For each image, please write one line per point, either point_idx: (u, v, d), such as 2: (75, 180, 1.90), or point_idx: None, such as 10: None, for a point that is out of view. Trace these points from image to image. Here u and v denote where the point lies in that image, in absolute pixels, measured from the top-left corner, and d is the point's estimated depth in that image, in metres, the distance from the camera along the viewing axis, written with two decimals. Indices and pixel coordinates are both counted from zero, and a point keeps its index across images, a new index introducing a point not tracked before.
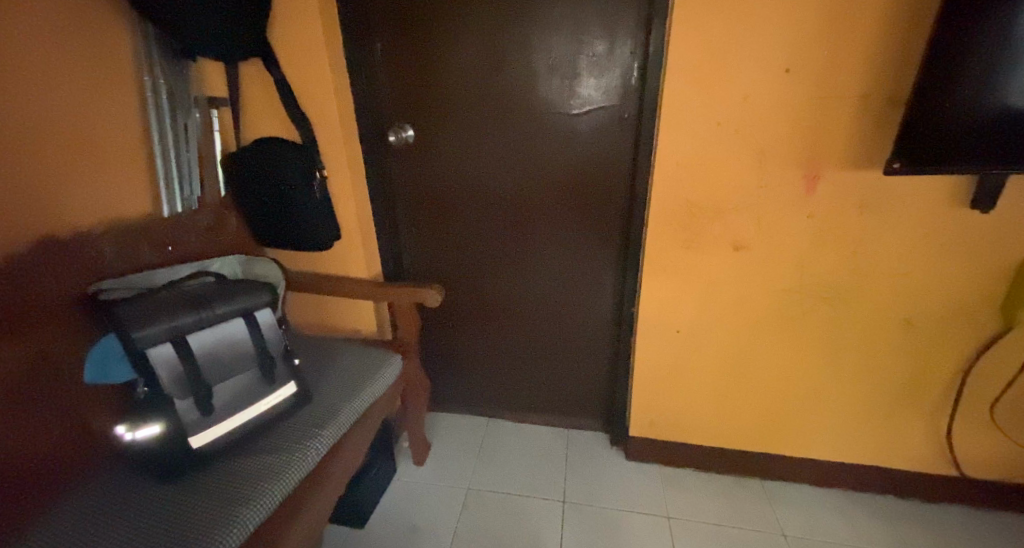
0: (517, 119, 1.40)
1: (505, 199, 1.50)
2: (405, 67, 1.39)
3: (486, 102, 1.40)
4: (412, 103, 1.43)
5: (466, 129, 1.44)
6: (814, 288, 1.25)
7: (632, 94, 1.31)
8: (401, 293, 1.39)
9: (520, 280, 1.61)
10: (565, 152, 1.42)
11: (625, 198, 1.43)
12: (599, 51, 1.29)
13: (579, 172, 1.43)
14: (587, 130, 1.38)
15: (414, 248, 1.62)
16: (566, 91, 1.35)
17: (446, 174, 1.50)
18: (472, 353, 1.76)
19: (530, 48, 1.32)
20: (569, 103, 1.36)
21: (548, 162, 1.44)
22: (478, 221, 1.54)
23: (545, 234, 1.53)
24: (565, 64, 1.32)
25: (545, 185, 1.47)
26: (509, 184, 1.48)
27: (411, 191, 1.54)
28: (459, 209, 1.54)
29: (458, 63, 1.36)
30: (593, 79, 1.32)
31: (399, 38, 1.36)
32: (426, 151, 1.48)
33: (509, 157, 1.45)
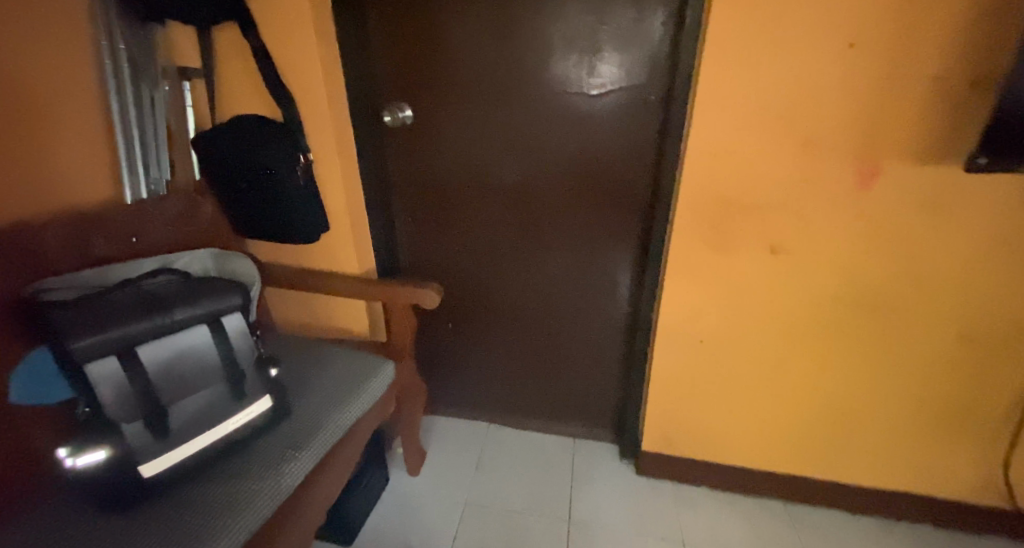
0: (526, 101, 1.26)
1: (511, 189, 1.36)
2: (403, 39, 1.24)
3: (493, 81, 1.25)
4: (410, 79, 1.28)
5: (470, 110, 1.29)
6: (858, 297, 1.11)
7: (661, 72, 1.16)
8: (392, 291, 1.27)
9: (527, 279, 1.47)
10: (580, 137, 1.27)
11: (647, 190, 1.29)
12: (626, 21, 1.13)
13: (596, 161, 1.29)
14: (607, 113, 1.23)
15: (413, 241, 1.49)
16: (585, 68, 1.19)
17: (447, 160, 1.36)
18: (471, 355, 1.63)
19: (544, 20, 1.16)
20: (588, 82, 1.21)
21: (561, 150, 1.29)
22: (482, 213, 1.41)
23: (555, 229, 1.39)
24: (584, 36, 1.16)
25: (557, 177, 1.33)
26: (517, 174, 1.34)
27: (409, 178, 1.40)
28: (462, 199, 1.40)
29: (462, 35, 1.21)
30: (618, 54, 1.16)
31: (396, 5, 1.21)
32: (425, 135, 1.34)
33: (518, 143, 1.30)
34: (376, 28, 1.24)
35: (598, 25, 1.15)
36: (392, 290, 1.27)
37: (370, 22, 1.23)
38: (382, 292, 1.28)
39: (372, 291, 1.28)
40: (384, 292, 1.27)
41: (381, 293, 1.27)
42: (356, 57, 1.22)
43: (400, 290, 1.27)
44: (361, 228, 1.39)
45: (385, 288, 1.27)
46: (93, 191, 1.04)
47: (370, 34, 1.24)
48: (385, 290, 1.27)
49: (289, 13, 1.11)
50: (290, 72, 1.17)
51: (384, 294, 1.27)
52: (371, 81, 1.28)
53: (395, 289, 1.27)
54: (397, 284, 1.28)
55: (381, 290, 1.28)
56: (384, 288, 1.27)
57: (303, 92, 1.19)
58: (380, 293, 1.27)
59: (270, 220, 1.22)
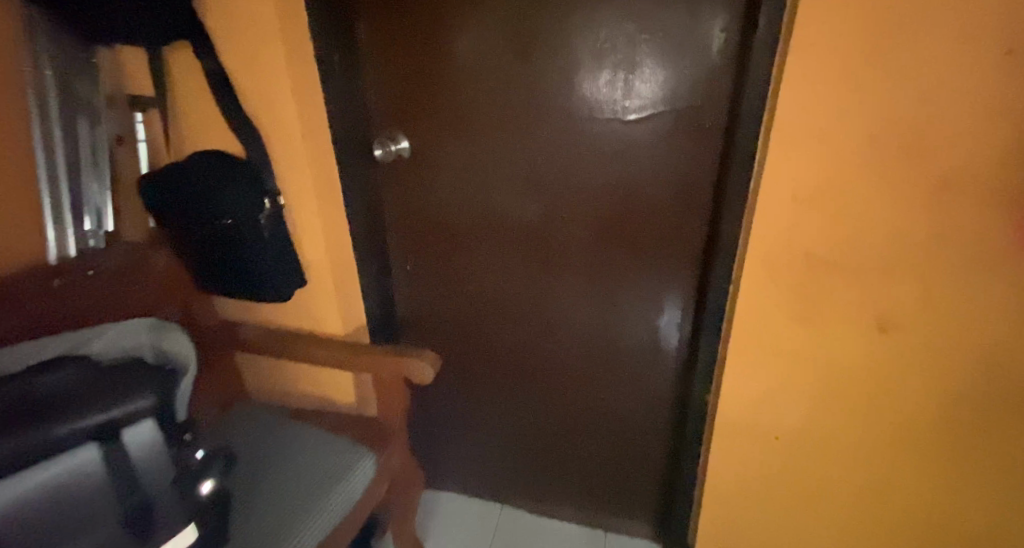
0: (547, 130, 1.02)
1: (529, 235, 1.12)
2: (397, 59, 1.04)
3: (505, 106, 1.02)
4: (406, 106, 1.08)
5: (479, 142, 1.06)
6: (997, 394, 0.81)
7: (718, 91, 0.90)
8: (375, 359, 1.04)
9: (547, 339, 1.22)
10: (615, 172, 1.02)
11: (699, 238, 1.02)
12: (673, 26, 0.88)
13: (635, 202, 1.04)
14: (647, 143, 0.98)
15: (412, 291, 1.28)
16: (622, 88, 0.95)
17: (451, 200, 1.14)
18: (482, 426, 1.37)
19: (569, 31, 0.93)
20: (623, 106, 0.96)
21: (590, 189, 1.05)
22: (494, 261, 1.18)
23: (582, 283, 1.14)
24: (620, 49, 0.92)
25: (586, 221, 1.08)
26: (535, 216, 1.10)
27: (408, 220, 1.19)
28: (470, 245, 1.18)
29: (468, 52, 0.99)
30: (663, 68, 0.91)
31: (388, 19, 1.00)
32: (426, 171, 1.13)
33: (536, 180, 1.07)
34: (366, 47, 1.04)
35: (636, 34, 0.90)
36: (374, 358, 1.04)
37: (357, 40, 1.03)
38: (363, 363, 1.05)
39: (350, 361, 1.05)
40: (366, 361, 1.05)
41: (362, 364, 1.05)
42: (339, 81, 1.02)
43: (383, 359, 1.04)
44: (347, 281, 1.17)
45: (366, 355, 1.05)
46: (12, 249, 0.85)
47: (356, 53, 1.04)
48: (366, 358, 1.05)
49: (253, 31, 0.91)
50: (256, 101, 0.96)
51: (365, 365, 1.04)
52: (361, 108, 1.07)
53: (379, 355, 1.05)
54: (381, 350, 1.05)
55: (361, 361, 1.05)
56: (366, 356, 1.05)
57: (274, 125, 0.98)
58: (361, 364, 1.05)
59: (234, 275, 1.02)
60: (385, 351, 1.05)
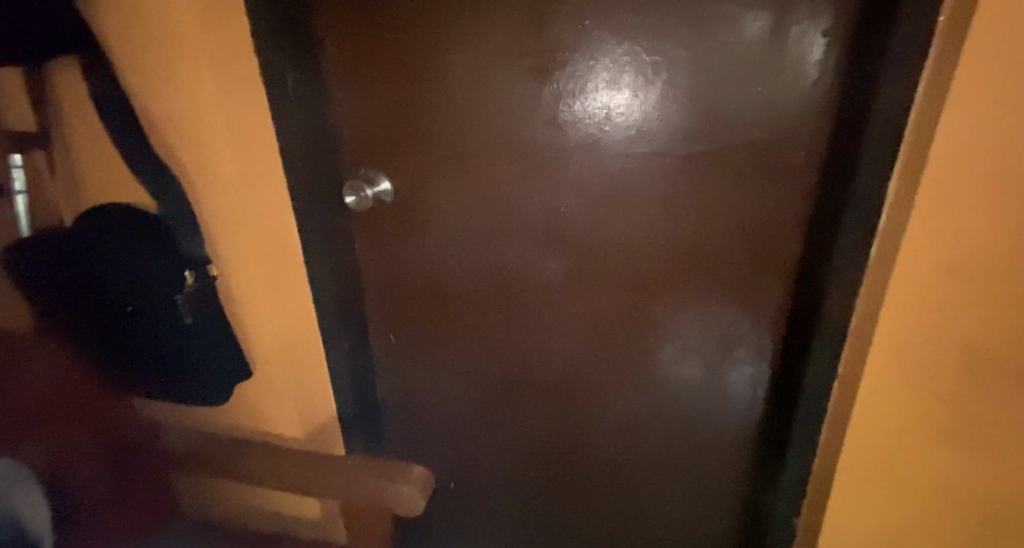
0: (571, 171, 0.79)
1: (545, 297, 0.90)
2: (372, 86, 0.81)
3: (516, 143, 0.79)
4: (384, 143, 0.84)
5: (480, 186, 0.84)
6: None
7: (809, 124, 0.66)
8: (345, 476, 0.77)
9: (567, 420, 0.99)
10: (661, 226, 0.79)
11: (774, 309, 0.78)
12: (750, 37, 0.63)
13: (689, 264, 0.80)
14: (705, 191, 0.74)
15: (395, 365, 1.03)
16: (675, 120, 0.71)
17: (447, 255, 0.91)
18: (485, 514, 1.15)
19: (602, 47, 0.70)
20: (672, 145, 0.73)
21: (629, 245, 0.82)
22: (501, 328, 0.95)
23: (613, 356, 0.91)
24: (673, 69, 0.68)
25: (625, 284, 0.85)
26: (554, 275, 0.88)
27: (393, 279, 0.96)
28: (471, 310, 0.95)
29: (469, 75, 0.77)
30: (736, 95, 0.67)
31: (358, 33, 0.78)
32: (412, 221, 0.90)
33: (555, 232, 0.84)
34: (329, 70, 0.81)
35: (695, 50, 0.66)
36: (346, 472, 0.78)
37: (317, 61, 0.80)
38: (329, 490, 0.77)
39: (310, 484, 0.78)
40: (334, 481, 0.77)
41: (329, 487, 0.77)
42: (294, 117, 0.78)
43: (357, 475, 0.77)
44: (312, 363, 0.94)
45: (333, 471, 0.78)
46: None
47: (314, 77, 0.80)
48: (334, 477, 0.78)
49: (180, 54, 0.69)
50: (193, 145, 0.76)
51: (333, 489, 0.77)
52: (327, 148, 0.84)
53: (351, 468, 0.78)
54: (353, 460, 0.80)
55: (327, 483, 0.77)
56: (334, 470, 0.79)
57: (217, 170, 0.77)
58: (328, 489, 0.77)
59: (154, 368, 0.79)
60: (360, 464, 0.79)
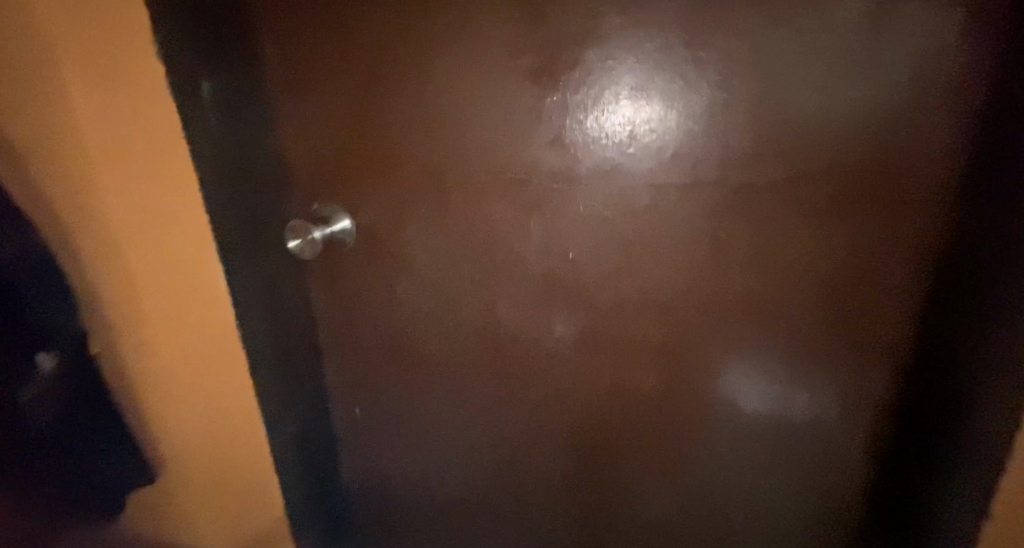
0: (587, 208, 0.60)
1: (544, 368, 0.71)
2: (322, 110, 0.63)
3: (504, 177, 0.61)
4: (340, 171, 0.66)
5: (468, 228, 0.65)
6: None
7: (920, 158, 0.46)
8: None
9: (570, 507, 0.81)
10: (712, 279, 0.59)
11: (883, 377, 0.58)
12: (855, 21, 0.43)
13: (755, 323, 0.60)
14: (780, 232, 0.54)
15: (367, 434, 0.85)
16: (734, 141, 0.51)
17: (421, 315, 0.73)
18: None
19: (625, 41, 0.50)
20: (717, 184, 0.53)
21: (659, 307, 0.62)
22: (489, 401, 0.76)
23: (644, 432, 0.72)
24: (732, 71, 0.48)
25: (666, 350, 0.65)
26: (554, 341, 0.69)
27: (357, 342, 0.77)
28: (452, 379, 0.76)
29: (445, 86, 0.58)
30: (823, 103, 0.47)
31: (297, 30, 0.59)
32: (380, 269, 0.71)
33: (557, 289, 0.65)
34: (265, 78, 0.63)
35: (764, 48, 0.46)
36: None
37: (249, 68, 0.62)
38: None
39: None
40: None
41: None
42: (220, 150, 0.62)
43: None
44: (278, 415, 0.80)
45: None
46: None
47: (247, 88, 0.62)
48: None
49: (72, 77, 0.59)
50: (87, 190, 0.64)
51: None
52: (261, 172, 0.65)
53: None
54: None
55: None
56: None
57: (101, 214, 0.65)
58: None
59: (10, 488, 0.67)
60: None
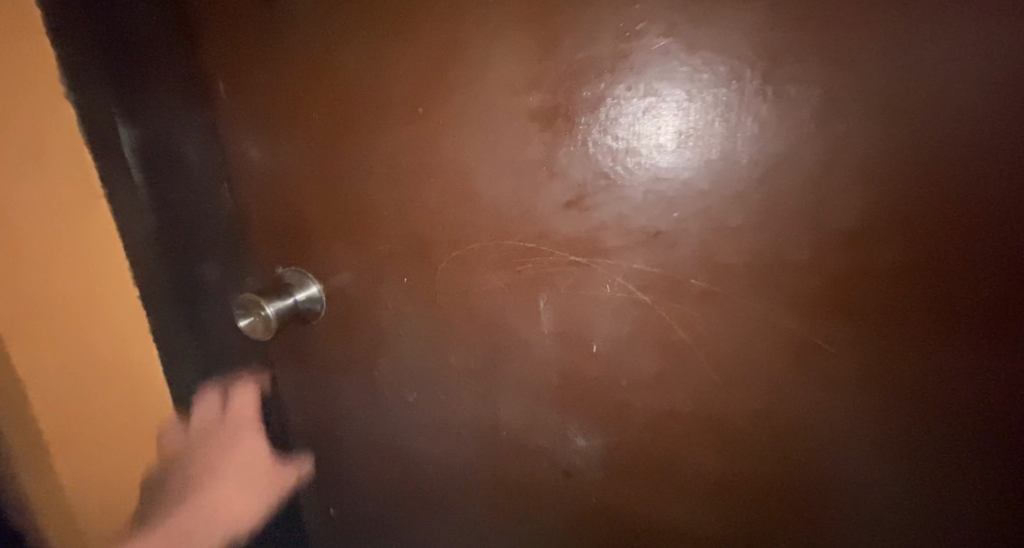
0: (615, 290, 0.44)
1: (547, 482, 0.55)
2: (288, 161, 0.51)
3: (502, 246, 0.47)
4: (306, 231, 0.54)
5: (460, 308, 0.51)
6: None
7: None
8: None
9: None
10: (789, 389, 0.43)
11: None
12: (1006, 51, 0.30)
13: (847, 455, 0.43)
14: (889, 336, 0.38)
15: (346, 540, 0.71)
16: (826, 207, 0.36)
17: (398, 406, 0.58)
18: None
19: (670, 72, 0.38)
20: (793, 263, 0.39)
21: (705, 418, 0.47)
22: (480, 516, 0.61)
23: None
24: (826, 114, 0.34)
25: (723, 476, 0.48)
26: (560, 453, 0.53)
27: (327, 431, 0.64)
28: (435, 485, 0.61)
29: (431, 131, 0.46)
30: (958, 160, 0.33)
31: (254, 67, 0.49)
32: (354, 350, 0.58)
33: (567, 388, 0.50)
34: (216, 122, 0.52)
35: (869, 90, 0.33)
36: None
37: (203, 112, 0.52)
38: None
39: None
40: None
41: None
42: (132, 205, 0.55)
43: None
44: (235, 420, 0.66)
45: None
46: None
47: (191, 137, 0.53)
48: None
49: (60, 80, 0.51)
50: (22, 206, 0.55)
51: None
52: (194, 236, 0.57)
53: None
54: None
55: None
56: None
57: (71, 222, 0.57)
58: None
59: None
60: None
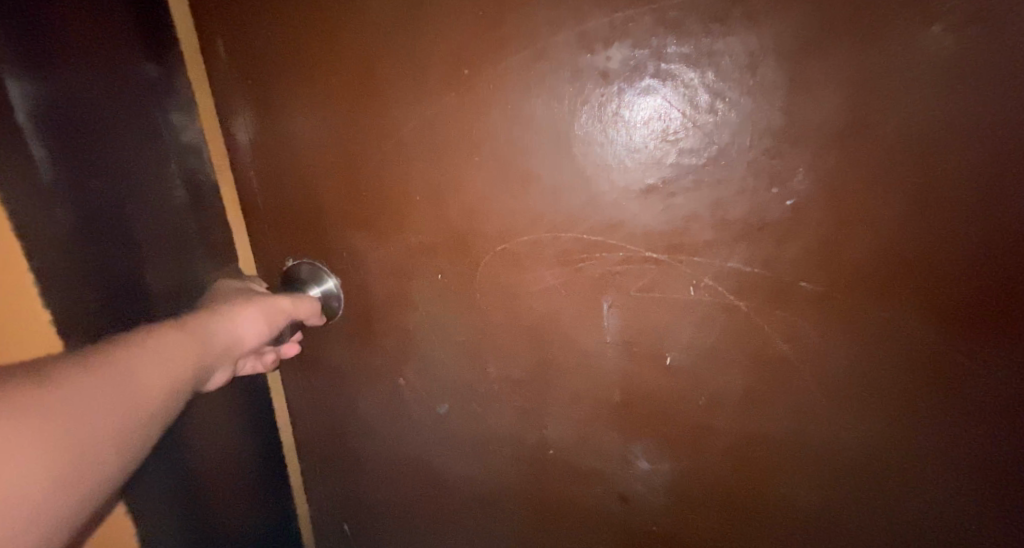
0: (699, 292, 0.37)
1: (598, 508, 0.48)
2: (299, 137, 0.43)
3: (561, 241, 0.39)
4: (321, 219, 0.46)
5: (505, 313, 0.43)
6: None
7: None
8: (115, 436, 0.26)
9: None
10: (902, 415, 0.36)
11: None
12: None
13: (966, 496, 0.37)
14: None
15: None
16: (989, 200, 0.30)
17: (425, 418, 0.51)
18: None
19: (797, 23, 0.30)
20: (928, 261, 0.32)
21: (798, 447, 0.39)
22: (515, 540, 0.54)
23: None
24: (990, 78, 0.28)
25: (821, 515, 0.41)
26: (615, 477, 0.46)
27: (341, 442, 0.57)
28: (464, 504, 0.54)
29: (476, 98, 0.37)
30: None
31: (261, 24, 0.41)
32: (376, 356, 0.50)
33: (628, 407, 0.43)
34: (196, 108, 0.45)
35: None
36: (126, 410, 0.27)
37: (160, 82, 0.41)
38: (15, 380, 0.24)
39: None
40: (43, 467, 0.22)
41: (110, 375, 0.27)
42: (39, 203, 0.33)
43: (137, 404, 0.28)
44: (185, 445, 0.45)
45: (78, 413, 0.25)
46: None
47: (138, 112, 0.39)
48: (76, 387, 0.25)
49: None
50: None
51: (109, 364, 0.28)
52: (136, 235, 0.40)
53: (167, 374, 0.31)
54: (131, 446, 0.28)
55: (24, 414, 0.23)
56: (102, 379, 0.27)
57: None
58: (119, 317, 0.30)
59: None
60: (140, 439, 0.28)
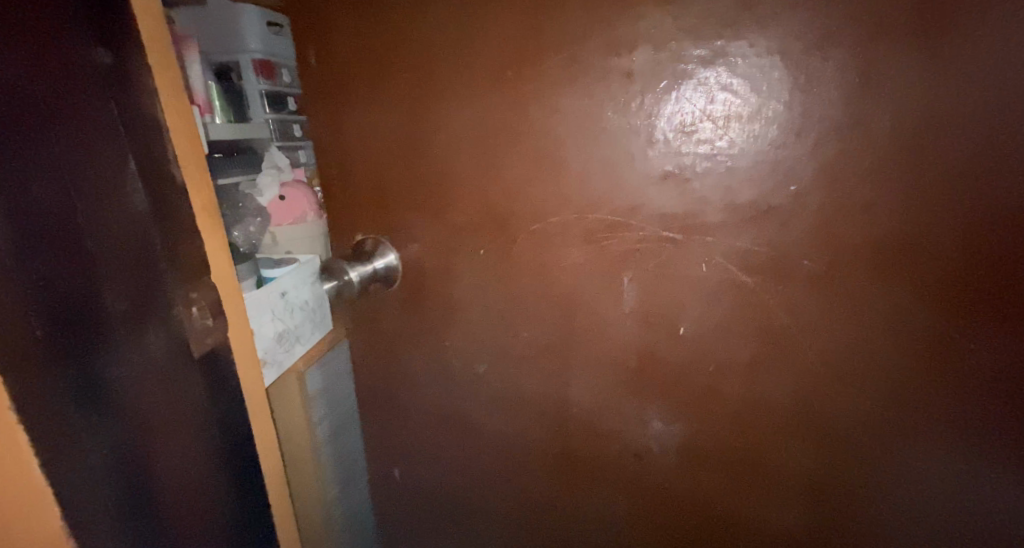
0: (711, 269, 0.42)
1: (616, 465, 0.54)
2: (366, 128, 0.51)
3: (587, 221, 0.44)
4: (381, 199, 0.53)
5: (538, 285, 0.49)
6: None
7: None
8: None
9: None
10: (896, 385, 0.39)
11: None
12: None
13: (954, 461, 0.40)
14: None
15: (404, 505, 0.72)
16: (979, 190, 0.33)
17: (465, 378, 0.58)
18: None
19: (802, 28, 0.34)
20: (918, 243, 0.35)
21: (800, 413, 0.43)
22: (541, 493, 0.60)
23: None
24: (976, 78, 0.31)
25: (820, 478, 0.45)
26: (631, 438, 0.51)
27: (392, 399, 0.64)
28: (497, 458, 0.61)
29: (519, 95, 0.43)
30: None
31: (339, 31, 0.48)
32: (424, 321, 0.57)
33: (645, 373, 0.48)
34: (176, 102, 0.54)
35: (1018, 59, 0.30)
36: None
37: None
38: None
39: None
40: None
41: None
42: None
43: None
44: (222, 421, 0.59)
45: None
46: None
47: None
48: None
49: None
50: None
51: None
52: None
53: None
54: None
55: None
56: None
57: None
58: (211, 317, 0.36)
59: None
60: None
